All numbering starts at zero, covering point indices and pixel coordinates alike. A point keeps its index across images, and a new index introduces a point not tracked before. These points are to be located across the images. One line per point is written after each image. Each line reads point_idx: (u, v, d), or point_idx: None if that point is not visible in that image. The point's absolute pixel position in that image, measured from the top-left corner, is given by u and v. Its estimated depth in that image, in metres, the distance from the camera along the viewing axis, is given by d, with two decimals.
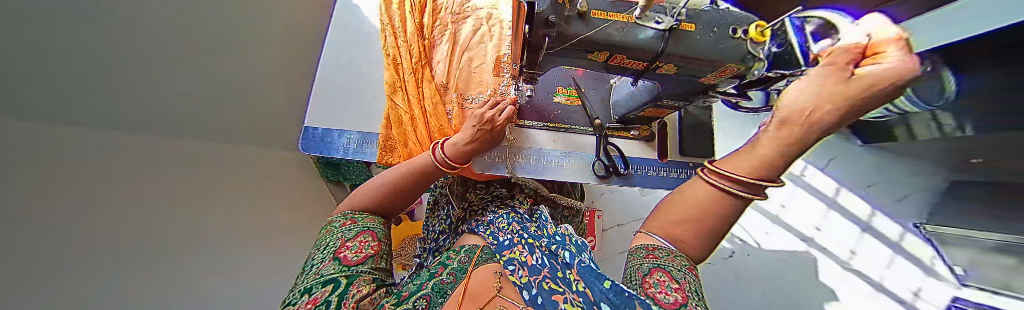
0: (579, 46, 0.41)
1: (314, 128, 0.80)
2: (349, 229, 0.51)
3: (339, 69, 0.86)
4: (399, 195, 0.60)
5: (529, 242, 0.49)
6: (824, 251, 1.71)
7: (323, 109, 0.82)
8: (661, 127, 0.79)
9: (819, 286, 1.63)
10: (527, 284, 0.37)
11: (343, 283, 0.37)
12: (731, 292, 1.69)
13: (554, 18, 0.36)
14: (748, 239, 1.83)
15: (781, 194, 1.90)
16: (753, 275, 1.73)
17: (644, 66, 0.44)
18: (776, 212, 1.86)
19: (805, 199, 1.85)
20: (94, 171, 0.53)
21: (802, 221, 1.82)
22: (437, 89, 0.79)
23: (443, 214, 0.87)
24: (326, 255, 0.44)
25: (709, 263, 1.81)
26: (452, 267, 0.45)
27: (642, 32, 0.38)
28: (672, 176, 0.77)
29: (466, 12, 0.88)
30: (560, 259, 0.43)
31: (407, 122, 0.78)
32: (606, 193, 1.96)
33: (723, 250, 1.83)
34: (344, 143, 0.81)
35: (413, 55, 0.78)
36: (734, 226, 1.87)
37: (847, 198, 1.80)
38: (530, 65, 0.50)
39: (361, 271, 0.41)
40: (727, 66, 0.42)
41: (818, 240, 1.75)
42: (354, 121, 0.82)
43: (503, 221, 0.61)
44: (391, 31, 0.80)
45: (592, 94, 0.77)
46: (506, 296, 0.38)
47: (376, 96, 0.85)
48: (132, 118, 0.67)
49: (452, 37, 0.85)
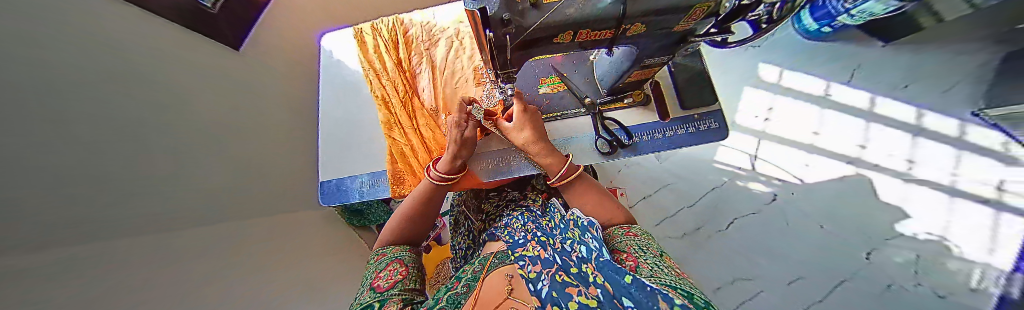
0: (540, 32, 0.41)
1: (328, 181, 0.86)
2: (382, 262, 0.54)
3: (338, 121, 0.91)
4: (416, 220, 0.63)
5: (541, 239, 0.49)
6: (878, 168, 1.56)
7: (331, 161, 0.87)
8: (654, 87, 0.76)
9: (888, 209, 1.49)
10: (538, 277, 0.37)
11: (375, 307, 0.40)
12: (785, 240, 1.58)
13: (508, 16, 0.37)
14: (788, 177, 1.70)
15: (810, 122, 1.75)
16: (804, 214, 1.61)
17: (612, 33, 0.44)
18: (811, 141, 1.72)
19: (837, 120, 1.72)
20: None
21: (843, 144, 1.67)
22: (428, 115, 0.82)
23: (464, 231, 0.89)
24: (366, 287, 0.49)
25: (751, 213, 1.69)
26: (467, 278, 0.50)
27: (598, 2, 0.36)
28: (680, 134, 0.74)
29: (436, 35, 0.91)
30: (575, 255, 0.40)
31: (409, 153, 0.81)
32: (622, 169, 1.92)
33: (764, 195, 1.71)
34: (357, 187, 0.85)
35: (399, 91, 0.82)
36: (767, 167, 1.75)
37: (885, 106, 1.65)
38: (501, 66, 0.50)
39: (391, 294, 0.43)
40: (696, 9, 0.40)
41: (867, 159, 1.60)
42: (360, 165, 0.87)
43: (517, 222, 0.65)
44: (374, 74, 0.86)
45: (575, 76, 0.75)
46: (516, 297, 0.39)
47: (376, 136, 0.88)
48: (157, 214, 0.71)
49: (429, 62, 0.87)
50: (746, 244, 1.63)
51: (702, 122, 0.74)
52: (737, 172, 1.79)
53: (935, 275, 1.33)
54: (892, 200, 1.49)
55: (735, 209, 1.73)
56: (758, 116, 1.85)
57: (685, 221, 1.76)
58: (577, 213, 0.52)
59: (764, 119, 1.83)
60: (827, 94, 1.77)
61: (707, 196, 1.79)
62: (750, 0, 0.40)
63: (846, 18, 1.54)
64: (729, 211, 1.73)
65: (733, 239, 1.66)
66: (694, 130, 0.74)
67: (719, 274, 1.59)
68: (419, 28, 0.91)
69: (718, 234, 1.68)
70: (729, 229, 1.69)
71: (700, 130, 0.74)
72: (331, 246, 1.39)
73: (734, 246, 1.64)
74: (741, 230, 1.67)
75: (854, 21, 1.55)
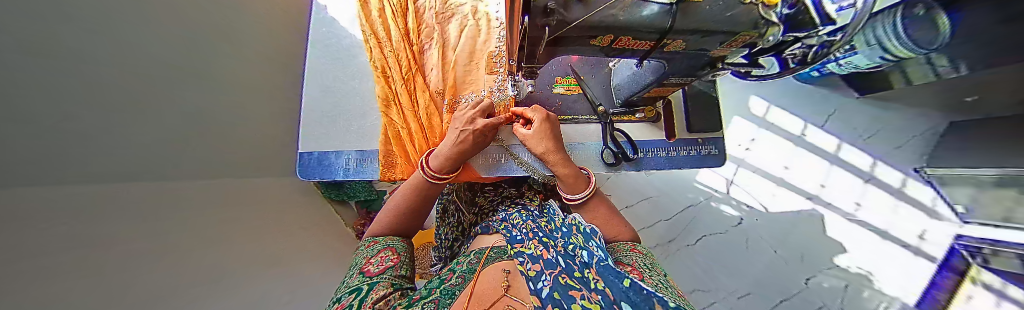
0: (578, 30, 0.38)
1: (308, 153, 0.78)
2: (374, 248, 0.52)
3: (326, 87, 0.82)
4: (410, 210, 0.61)
5: (543, 239, 0.47)
6: (830, 207, 1.74)
7: (316, 131, 0.79)
8: (666, 106, 0.76)
9: (831, 241, 1.65)
10: (537, 276, 0.34)
11: (364, 290, 0.40)
12: (742, 258, 1.73)
13: (554, 5, 0.33)
14: (755, 204, 1.85)
15: (784, 157, 1.90)
16: (763, 239, 1.76)
17: (651, 46, 0.42)
18: (781, 175, 1.87)
19: (806, 159, 1.87)
20: (88, 222, 0.50)
21: (808, 181, 1.83)
22: (432, 97, 0.76)
23: (452, 222, 0.86)
24: (354, 271, 0.47)
25: (718, 232, 1.83)
26: (462, 271, 0.51)
27: (645, 9, 0.34)
28: (682, 155, 0.75)
29: (451, 10, 0.83)
30: (579, 259, 0.37)
31: (405, 138, 0.75)
32: (611, 177, 1.98)
33: (731, 218, 1.84)
34: (343, 164, 0.78)
35: (402, 65, 0.75)
36: (739, 193, 1.89)
37: (848, 152, 1.82)
38: (527, 58, 0.47)
39: (382, 278, 0.43)
40: (739, 37, 0.40)
41: (823, 197, 1.78)
42: (347, 140, 0.79)
43: (516, 218, 0.64)
44: (376, 42, 0.78)
45: (592, 80, 0.74)
46: (513, 294, 0.38)
47: (370, 110, 0.81)
48: (108, 161, 0.61)
49: (440, 40, 0.80)
50: (709, 260, 1.76)
51: (704, 147, 0.76)
52: (713, 194, 1.92)
53: (858, 303, 1.50)
54: (837, 235, 1.66)
55: (705, 227, 1.86)
56: (741, 145, 1.96)
57: (660, 233, 1.86)
58: (578, 219, 0.53)
59: (745, 148, 1.95)
60: (802, 134, 1.92)
61: (683, 212, 1.90)
62: (790, 38, 0.39)
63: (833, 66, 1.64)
64: (700, 228, 1.86)
65: (699, 255, 1.78)
66: (695, 153, 0.76)
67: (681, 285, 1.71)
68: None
69: (686, 248, 1.81)
70: (697, 245, 1.81)
71: (701, 154, 0.75)
72: (307, 216, 1.31)
73: (698, 261, 1.77)
74: (707, 247, 1.80)
75: (839, 70, 1.66)
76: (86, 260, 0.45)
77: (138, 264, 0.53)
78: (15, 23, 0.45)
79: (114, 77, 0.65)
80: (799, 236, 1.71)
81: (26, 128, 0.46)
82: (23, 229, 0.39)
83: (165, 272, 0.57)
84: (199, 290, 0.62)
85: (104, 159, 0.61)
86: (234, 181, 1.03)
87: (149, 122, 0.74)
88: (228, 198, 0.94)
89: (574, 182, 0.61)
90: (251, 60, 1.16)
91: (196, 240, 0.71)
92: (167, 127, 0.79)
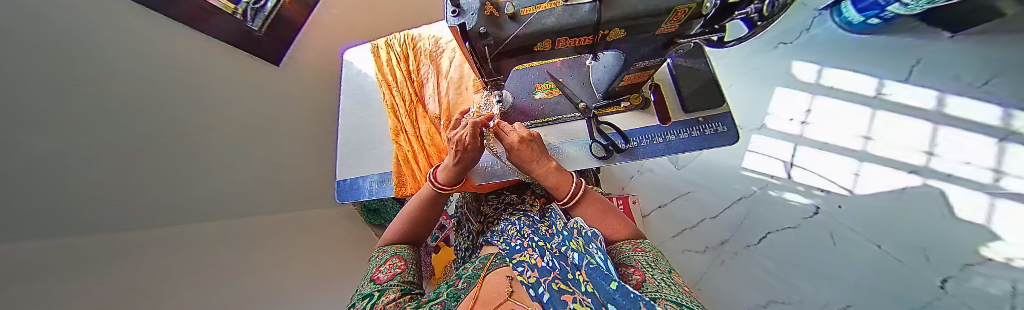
0: (520, 43, 0.44)
1: (344, 180, 0.94)
2: (382, 258, 0.61)
3: (355, 126, 1.00)
4: (418, 220, 0.70)
5: (539, 245, 0.55)
6: (952, 180, 1.30)
7: (345, 162, 0.96)
8: (654, 89, 0.75)
9: (965, 225, 1.21)
10: (535, 284, 0.43)
11: (376, 295, 0.47)
12: (830, 256, 1.39)
13: (486, 29, 0.41)
14: (833, 188, 1.50)
15: (858, 126, 1.55)
16: (856, 230, 1.39)
17: (592, 40, 0.45)
18: (859, 147, 1.52)
19: (894, 124, 1.49)
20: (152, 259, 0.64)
21: (900, 151, 1.43)
22: (432, 123, 0.88)
23: (465, 232, 0.93)
24: (368, 278, 0.55)
25: (788, 228, 1.51)
26: (467, 275, 0.56)
27: (575, 11, 0.39)
28: (682, 138, 0.70)
29: (441, 47, 0.97)
30: (570, 261, 0.46)
31: (412, 159, 0.86)
32: (636, 175, 1.86)
33: (804, 208, 1.52)
34: (368, 186, 0.92)
35: (406, 100, 0.90)
36: (806, 176, 1.57)
37: (957, 106, 1.40)
38: (488, 74, 0.53)
39: (391, 284, 0.51)
40: (676, 11, 0.39)
41: (936, 167, 1.35)
42: (371, 167, 0.94)
43: (513, 228, 0.68)
44: (387, 85, 0.95)
45: (571, 80, 0.77)
46: (516, 299, 0.43)
47: (386, 140, 0.96)
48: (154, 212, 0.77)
49: (435, 73, 0.94)
50: (782, 261, 1.46)
51: (708, 126, 0.70)
52: (770, 182, 1.63)
53: None
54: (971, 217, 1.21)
55: (770, 222, 1.56)
56: (794, 119, 1.69)
57: (708, 233, 1.63)
58: (579, 222, 0.58)
59: (801, 122, 1.67)
60: (878, 94, 1.57)
61: (733, 207, 1.64)
62: None
63: (897, 8, 1.36)
64: (761, 224, 1.57)
65: (766, 256, 1.49)
66: (699, 134, 0.69)
67: (749, 294, 1.45)
68: (426, 41, 0.98)
69: (746, 250, 1.53)
70: (761, 245, 1.52)
71: (706, 135, 0.69)
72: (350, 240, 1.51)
73: (767, 263, 1.48)
74: (775, 246, 1.50)
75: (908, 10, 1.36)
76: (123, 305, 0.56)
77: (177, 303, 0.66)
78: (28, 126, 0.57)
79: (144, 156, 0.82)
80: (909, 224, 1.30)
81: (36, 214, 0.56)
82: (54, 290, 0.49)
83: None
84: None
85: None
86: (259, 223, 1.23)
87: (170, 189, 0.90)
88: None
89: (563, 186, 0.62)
90: (285, 120, 1.46)
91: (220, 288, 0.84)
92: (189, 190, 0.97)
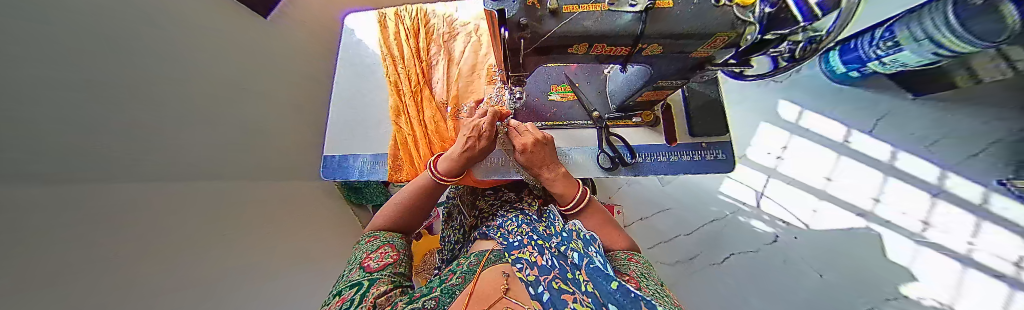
0: (555, 41, 0.41)
1: (332, 156, 0.87)
2: (373, 244, 0.58)
3: (350, 100, 0.93)
4: (412, 208, 0.66)
5: (538, 243, 0.54)
6: (888, 225, 1.48)
7: (337, 137, 0.89)
8: (665, 110, 0.76)
9: (897, 267, 1.40)
10: (535, 282, 0.42)
11: (365, 285, 0.44)
12: (779, 281, 1.53)
13: (526, 21, 0.38)
14: (793, 220, 1.64)
15: (824, 167, 1.71)
16: (806, 260, 1.54)
17: (628, 51, 0.44)
18: (822, 187, 1.67)
19: (855, 170, 1.65)
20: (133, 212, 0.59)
21: (856, 195, 1.60)
22: (437, 107, 0.83)
23: (455, 225, 0.89)
24: (355, 266, 0.52)
25: (749, 251, 1.64)
26: (462, 271, 0.53)
27: (618, 17, 0.38)
28: (683, 160, 0.73)
29: (456, 29, 0.92)
30: (570, 261, 0.47)
31: (411, 143, 0.82)
32: (623, 186, 1.92)
33: (765, 235, 1.66)
34: (359, 166, 0.86)
35: (412, 80, 0.84)
36: (773, 207, 1.71)
37: (906, 161, 1.58)
38: (513, 68, 0.51)
39: (381, 274, 0.48)
40: (717, 37, 0.40)
41: (878, 213, 1.53)
42: (364, 146, 0.88)
43: (511, 224, 0.67)
44: (391, 60, 0.88)
45: (587, 86, 0.75)
46: (513, 297, 0.43)
47: (384, 119, 0.90)
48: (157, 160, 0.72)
49: (446, 56, 0.89)
50: (740, 282, 1.58)
51: (709, 152, 0.73)
52: (740, 208, 1.76)
53: None
54: (900, 260, 1.40)
55: (734, 245, 1.68)
56: (771, 153, 1.81)
57: (680, 249, 1.73)
58: (578, 225, 0.59)
59: (777, 156, 1.80)
60: (845, 141, 1.72)
61: (705, 227, 1.75)
62: (774, 36, 0.39)
63: (875, 65, 1.49)
64: (727, 245, 1.69)
65: (728, 275, 1.61)
66: (699, 158, 0.73)
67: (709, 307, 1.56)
68: (440, 20, 0.93)
69: (711, 268, 1.65)
70: (725, 264, 1.65)
71: (706, 160, 0.72)
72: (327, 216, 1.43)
73: (728, 282, 1.59)
74: (736, 267, 1.62)
75: (883, 69, 1.49)
76: (130, 252, 0.55)
77: (165, 261, 0.62)
78: (71, 62, 0.52)
79: (172, 104, 0.79)
80: (847, 261, 1.48)
81: (89, 155, 0.54)
82: (88, 222, 0.48)
83: (184, 274, 0.64)
84: (213, 294, 0.68)
85: (161, 167, 0.74)
86: (269, 183, 1.19)
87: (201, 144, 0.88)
88: (254, 200, 1.06)
89: (569, 191, 0.63)
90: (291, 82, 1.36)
91: (227, 241, 0.83)
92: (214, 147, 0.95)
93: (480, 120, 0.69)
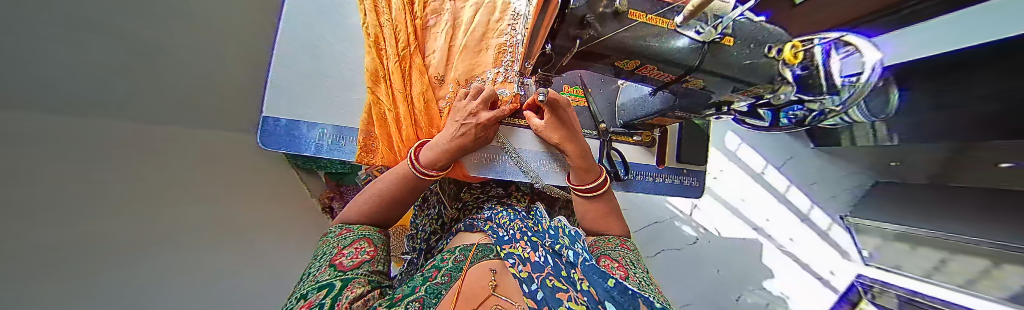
0: (606, 50, 0.35)
1: (275, 120, 0.69)
2: (346, 238, 0.47)
3: (307, 46, 0.73)
4: (390, 203, 0.56)
5: (531, 240, 0.46)
6: (767, 238, 1.96)
7: (286, 96, 0.70)
8: (661, 134, 0.81)
9: (763, 268, 1.88)
10: (527, 279, 0.34)
11: (336, 286, 0.33)
12: (691, 275, 1.90)
13: (591, 17, 0.30)
14: (711, 228, 2.04)
15: (745, 191, 2.08)
16: (710, 260, 1.95)
17: (672, 79, 0.42)
18: (738, 206, 2.06)
19: (764, 197, 2.06)
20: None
21: (757, 214, 2.03)
22: (430, 83, 0.74)
23: (432, 214, 0.82)
24: (321, 263, 0.41)
25: (675, 248, 1.99)
26: (447, 268, 0.45)
27: (677, 40, 0.34)
28: (666, 182, 0.82)
29: None
30: (565, 259, 0.40)
31: (391, 121, 0.71)
32: None
33: (689, 237, 2.02)
34: (315, 138, 0.72)
35: (399, 39, 0.70)
36: (701, 217, 2.06)
37: (795, 194, 2.02)
38: (545, 65, 0.45)
39: (356, 274, 0.37)
40: (754, 88, 0.41)
41: (766, 230, 1.99)
42: (324, 113, 0.73)
43: (503, 217, 0.60)
44: (372, 6, 0.72)
45: (599, 95, 0.74)
46: (503, 295, 0.37)
47: (359, 84, 0.75)
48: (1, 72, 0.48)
49: (449, 20, 0.78)
50: (663, 270, 1.91)
51: (687, 178, 0.83)
52: (678, 214, 2.09)
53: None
54: (770, 263, 1.89)
55: (664, 242, 2.01)
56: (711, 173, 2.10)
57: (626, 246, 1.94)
58: (563, 221, 0.55)
59: (715, 177, 2.10)
60: (761, 172, 2.08)
61: (648, 227, 2.03)
62: (796, 98, 0.43)
63: None
64: (660, 242, 2.00)
65: (657, 263, 1.92)
66: (679, 183, 0.83)
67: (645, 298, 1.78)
68: None
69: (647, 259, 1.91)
70: (655, 256, 1.95)
71: (684, 185, 0.83)
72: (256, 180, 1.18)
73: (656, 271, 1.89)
74: (661, 261, 1.94)
75: None
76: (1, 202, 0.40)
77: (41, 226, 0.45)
78: None
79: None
80: (741, 262, 1.92)
81: None
82: None
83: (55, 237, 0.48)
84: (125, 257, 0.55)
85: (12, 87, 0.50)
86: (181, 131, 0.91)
87: (41, 61, 0.59)
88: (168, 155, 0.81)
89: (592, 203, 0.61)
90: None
91: (121, 202, 0.63)
92: (68, 71, 0.65)
93: (475, 103, 0.60)
